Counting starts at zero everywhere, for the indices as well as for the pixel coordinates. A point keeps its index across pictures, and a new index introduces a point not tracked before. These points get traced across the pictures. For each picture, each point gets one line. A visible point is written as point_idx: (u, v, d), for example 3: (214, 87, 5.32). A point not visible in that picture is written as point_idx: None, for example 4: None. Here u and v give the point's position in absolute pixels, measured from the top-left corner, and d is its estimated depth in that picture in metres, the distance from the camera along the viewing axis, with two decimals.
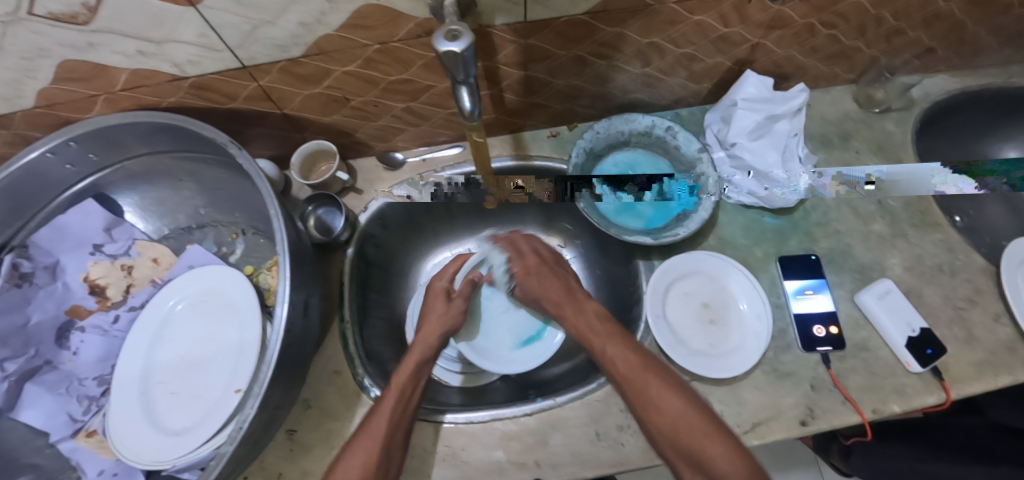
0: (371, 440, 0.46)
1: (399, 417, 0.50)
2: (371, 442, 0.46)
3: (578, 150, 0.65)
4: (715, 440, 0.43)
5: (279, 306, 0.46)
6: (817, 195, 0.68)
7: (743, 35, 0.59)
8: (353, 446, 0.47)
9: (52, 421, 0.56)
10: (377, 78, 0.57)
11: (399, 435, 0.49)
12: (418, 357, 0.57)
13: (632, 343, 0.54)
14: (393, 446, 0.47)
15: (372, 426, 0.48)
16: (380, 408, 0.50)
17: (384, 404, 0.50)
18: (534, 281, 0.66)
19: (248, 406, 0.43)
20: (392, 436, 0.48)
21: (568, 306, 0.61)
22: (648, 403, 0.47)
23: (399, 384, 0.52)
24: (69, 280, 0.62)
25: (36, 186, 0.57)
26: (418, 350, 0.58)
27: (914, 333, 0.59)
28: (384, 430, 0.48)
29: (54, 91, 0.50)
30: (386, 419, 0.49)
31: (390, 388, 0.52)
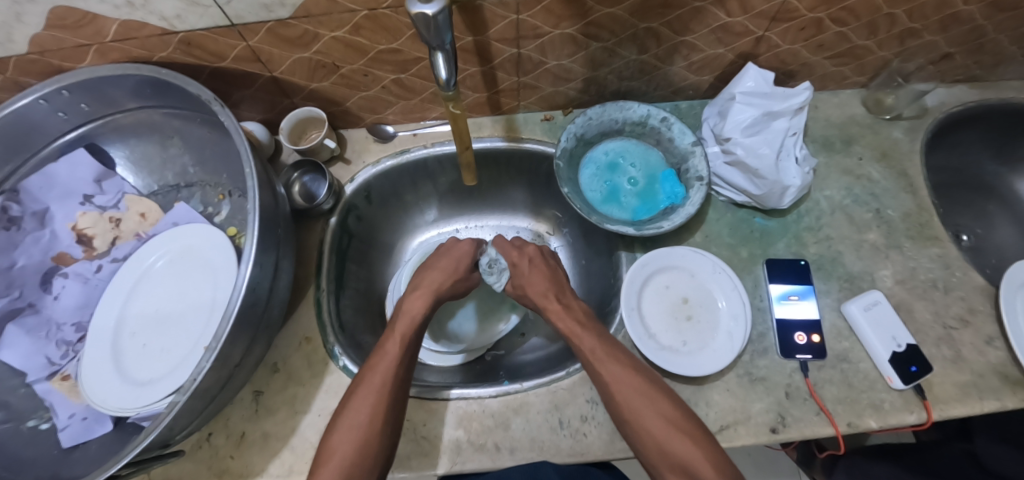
0: (372, 388, 0.47)
1: (396, 372, 0.49)
2: (369, 392, 0.46)
3: (568, 134, 0.63)
4: (690, 444, 0.43)
5: (244, 264, 0.45)
6: (812, 199, 0.66)
7: (745, 25, 0.58)
8: (359, 391, 0.47)
9: (30, 362, 0.58)
10: (366, 46, 0.56)
11: (395, 390, 0.48)
12: (407, 311, 0.56)
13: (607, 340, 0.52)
14: (393, 395, 0.47)
15: (369, 377, 0.48)
16: (377, 361, 0.50)
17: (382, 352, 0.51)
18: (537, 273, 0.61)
19: (203, 360, 0.42)
20: (390, 384, 0.48)
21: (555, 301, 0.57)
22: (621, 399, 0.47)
23: (393, 343, 0.52)
24: (56, 228, 0.63)
25: (29, 132, 0.58)
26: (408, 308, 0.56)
27: (900, 348, 0.56)
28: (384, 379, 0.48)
29: (45, 37, 0.51)
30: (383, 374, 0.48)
31: (390, 338, 0.52)
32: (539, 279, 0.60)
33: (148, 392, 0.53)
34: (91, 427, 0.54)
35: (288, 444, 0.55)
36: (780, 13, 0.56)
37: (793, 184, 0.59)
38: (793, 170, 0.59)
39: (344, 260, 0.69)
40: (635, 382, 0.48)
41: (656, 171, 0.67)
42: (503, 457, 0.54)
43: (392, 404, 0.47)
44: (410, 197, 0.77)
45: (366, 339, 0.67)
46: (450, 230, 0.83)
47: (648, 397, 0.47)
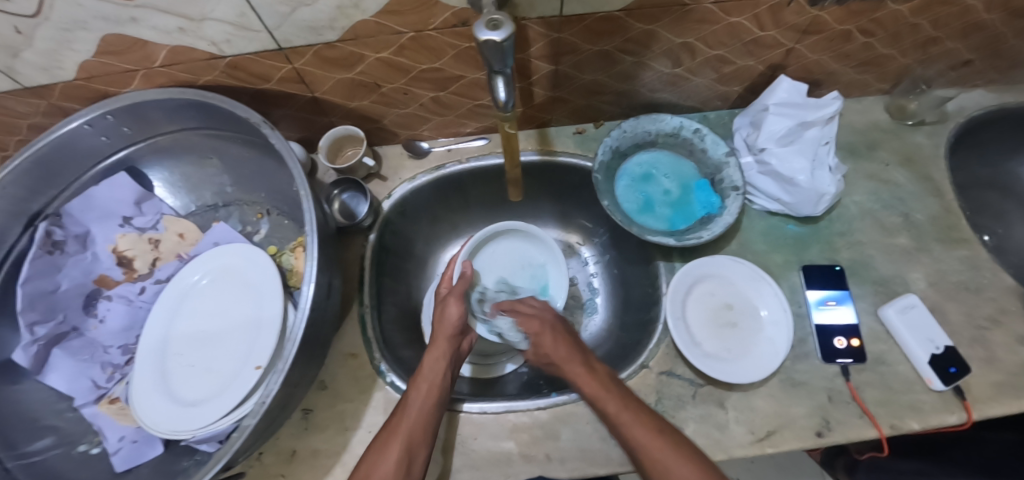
0: (401, 438, 0.47)
1: (423, 415, 0.50)
2: (393, 441, 0.47)
3: (605, 148, 0.65)
4: None
5: (306, 284, 0.47)
6: (843, 205, 0.67)
7: (776, 39, 0.59)
8: (387, 438, 0.48)
9: (75, 385, 0.58)
10: (408, 65, 0.57)
11: (422, 435, 0.48)
12: (434, 356, 0.56)
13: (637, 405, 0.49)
14: (416, 444, 0.47)
15: (395, 424, 0.49)
16: (408, 406, 0.50)
17: (413, 399, 0.51)
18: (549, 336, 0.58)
19: (272, 382, 0.44)
20: (414, 433, 0.48)
21: (575, 365, 0.54)
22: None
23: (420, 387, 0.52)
24: (98, 250, 0.63)
25: (72, 157, 0.59)
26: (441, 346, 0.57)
27: (938, 350, 0.58)
28: (412, 428, 0.48)
29: (93, 64, 0.51)
30: (410, 419, 0.49)
31: (418, 386, 0.52)
32: (559, 346, 0.57)
33: (199, 414, 0.53)
34: (143, 450, 0.55)
35: (339, 461, 0.55)
36: (811, 26, 0.57)
37: (828, 192, 0.60)
38: (827, 178, 0.61)
39: (382, 275, 0.69)
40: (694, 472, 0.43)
41: (689, 182, 0.68)
42: (554, 467, 0.54)
43: (415, 453, 0.47)
44: (442, 211, 0.78)
45: (406, 353, 0.67)
46: None
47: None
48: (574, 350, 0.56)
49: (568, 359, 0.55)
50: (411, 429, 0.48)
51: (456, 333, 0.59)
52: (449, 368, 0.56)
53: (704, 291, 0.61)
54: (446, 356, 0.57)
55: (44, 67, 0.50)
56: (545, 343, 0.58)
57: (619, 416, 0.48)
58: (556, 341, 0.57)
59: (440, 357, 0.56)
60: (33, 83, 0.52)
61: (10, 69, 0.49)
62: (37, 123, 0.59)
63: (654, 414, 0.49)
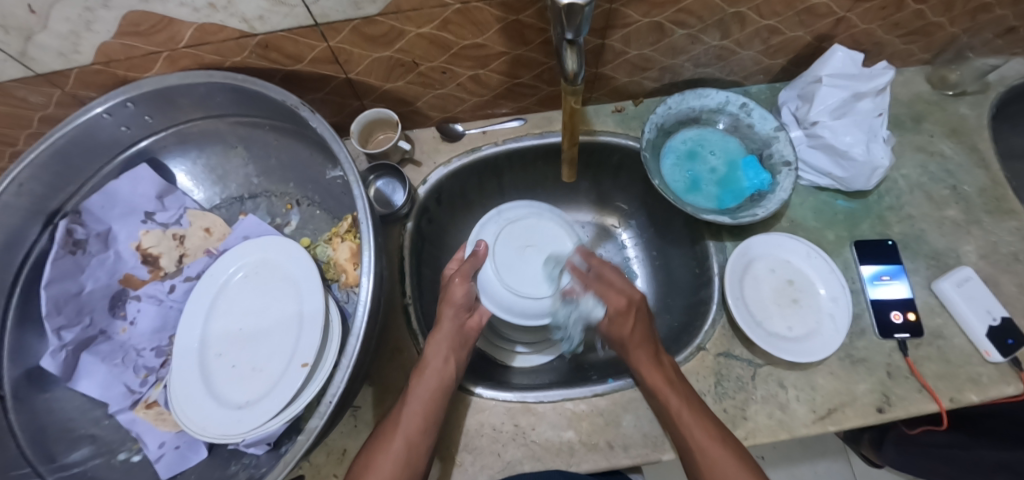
0: (403, 430, 0.47)
1: (429, 402, 0.49)
2: (397, 430, 0.46)
3: (651, 125, 0.63)
4: None
5: (364, 277, 0.45)
6: (890, 179, 0.67)
7: (829, 7, 0.57)
8: (389, 429, 0.47)
9: (110, 392, 0.55)
10: (450, 41, 0.54)
11: (428, 423, 0.48)
12: (445, 344, 0.54)
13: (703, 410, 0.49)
14: (418, 436, 0.47)
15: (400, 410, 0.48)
16: (415, 389, 0.50)
17: (422, 385, 0.50)
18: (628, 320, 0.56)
19: (338, 380, 0.42)
20: (415, 425, 0.47)
21: (646, 354, 0.53)
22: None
23: (434, 370, 0.51)
24: (121, 249, 0.59)
25: (90, 149, 0.55)
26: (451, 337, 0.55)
27: (995, 321, 0.57)
28: (416, 420, 0.48)
29: (114, 46, 0.47)
30: (419, 404, 0.49)
31: (425, 372, 0.51)
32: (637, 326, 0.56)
33: (247, 417, 0.51)
34: (186, 455, 0.52)
35: None
36: None
37: (882, 164, 0.59)
38: (880, 150, 0.59)
39: (419, 264, 0.67)
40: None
41: (736, 158, 0.66)
42: (617, 455, 0.53)
43: (418, 440, 0.47)
44: (475, 197, 0.76)
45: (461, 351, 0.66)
46: None
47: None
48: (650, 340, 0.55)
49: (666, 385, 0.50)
50: (413, 414, 0.48)
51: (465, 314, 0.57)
52: (452, 351, 0.54)
53: (749, 265, 0.60)
54: (450, 337, 0.54)
55: (60, 52, 0.46)
56: (625, 326, 0.56)
57: (685, 424, 0.47)
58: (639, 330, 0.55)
59: (445, 340, 0.54)
60: (46, 69, 0.48)
61: (23, 55, 0.45)
62: (50, 115, 0.55)
63: (726, 432, 0.48)
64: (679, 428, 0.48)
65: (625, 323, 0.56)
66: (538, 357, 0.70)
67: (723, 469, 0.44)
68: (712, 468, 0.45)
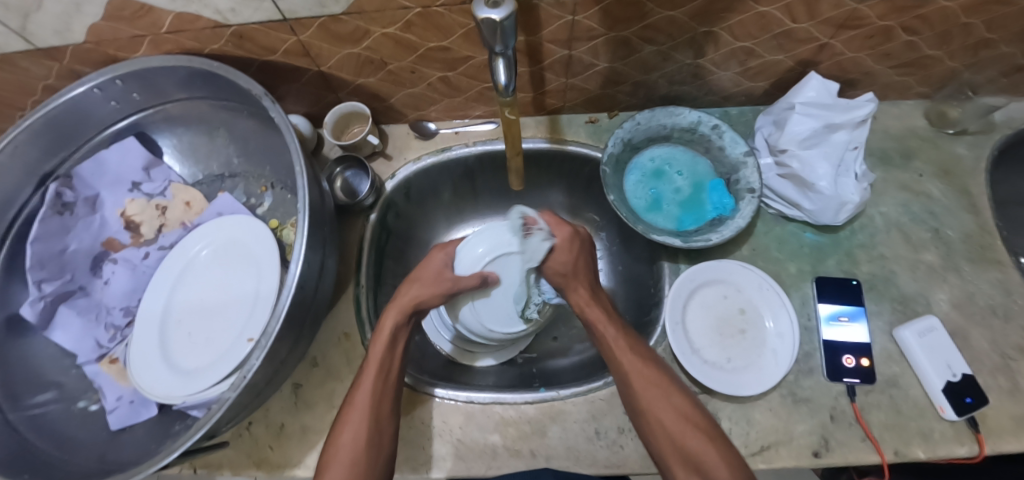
0: (358, 413, 0.46)
1: (381, 391, 0.48)
2: (355, 417, 0.46)
3: (616, 140, 0.62)
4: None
5: (294, 262, 0.47)
6: (867, 215, 0.64)
7: (809, 32, 0.55)
8: (337, 432, 0.46)
9: (80, 344, 0.60)
10: (415, 43, 0.55)
11: (385, 396, 0.48)
12: (392, 321, 0.53)
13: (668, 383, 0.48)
14: (383, 418, 0.47)
15: (355, 399, 0.47)
16: (360, 384, 0.48)
17: (364, 380, 0.48)
18: (560, 250, 0.58)
19: (254, 357, 0.44)
20: (378, 410, 0.47)
21: (609, 325, 0.53)
22: (658, 423, 0.46)
23: (377, 355, 0.50)
24: (107, 214, 0.64)
25: (81, 120, 0.59)
26: (398, 307, 0.54)
27: (954, 377, 0.54)
28: (369, 412, 0.46)
29: (103, 28, 0.51)
30: (367, 395, 0.47)
31: (368, 362, 0.49)
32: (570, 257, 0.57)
33: (193, 383, 0.54)
34: (137, 410, 0.56)
35: (327, 438, 0.56)
36: (848, 20, 0.53)
37: (851, 200, 0.57)
38: (850, 186, 0.57)
39: (381, 255, 0.69)
40: (674, 404, 0.47)
41: (703, 181, 0.65)
42: (538, 464, 0.54)
43: (378, 425, 0.46)
44: (448, 195, 0.77)
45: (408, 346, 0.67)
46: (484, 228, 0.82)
47: (686, 418, 0.45)
48: (587, 273, 0.58)
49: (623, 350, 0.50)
50: (370, 403, 0.47)
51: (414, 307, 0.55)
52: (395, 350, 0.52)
53: (693, 281, 0.59)
54: (392, 338, 0.52)
55: (55, 30, 0.50)
56: (565, 260, 0.58)
57: (614, 345, 0.52)
58: (581, 264, 0.58)
59: (387, 343, 0.51)
60: (45, 45, 0.52)
61: (23, 30, 0.49)
62: (52, 85, 0.60)
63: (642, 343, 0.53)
64: (610, 347, 0.52)
65: (568, 255, 0.58)
66: (492, 357, 0.69)
67: (642, 375, 0.48)
68: (629, 374, 0.49)
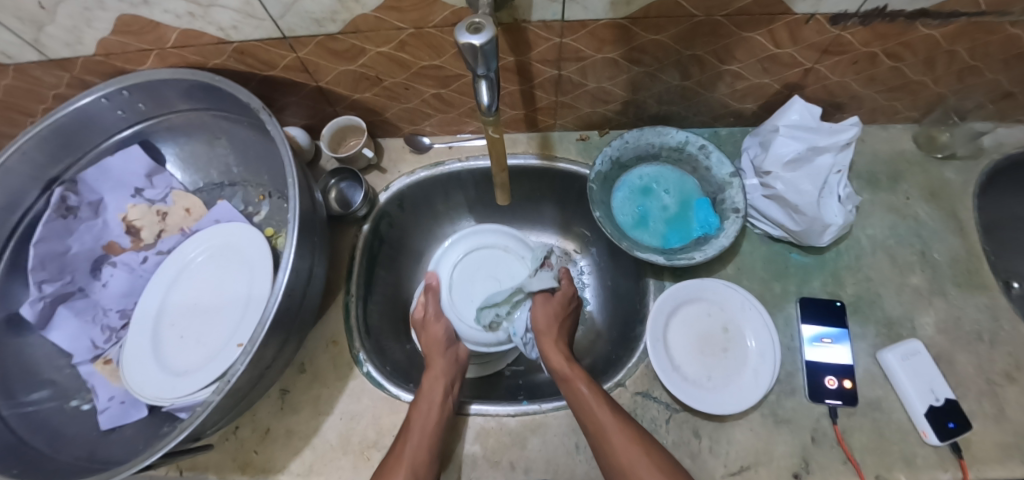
0: (419, 430, 0.51)
1: (439, 408, 0.53)
2: (399, 468, 0.48)
3: (604, 157, 0.64)
4: None
5: (282, 271, 0.48)
6: (853, 237, 0.64)
7: (793, 57, 0.56)
8: (394, 460, 0.49)
9: (76, 344, 0.61)
10: (409, 61, 0.57)
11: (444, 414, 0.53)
12: (443, 362, 0.60)
13: (650, 445, 0.49)
14: (420, 467, 0.49)
15: (399, 452, 0.50)
16: (403, 438, 0.51)
17: (427, 396, 0.54)
18: (554, 299, 0.64)
19: (238, 362, 0.45)
20: (416, 461, 0.49)
21: (584, 384, 0.54)
22: None
23: (435, 377, 0.57)
24: (109, 218, 0.67)
25: (88, 128, 0.62)
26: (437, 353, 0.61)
27: (937, 402, 0.54)
28: (423, 432, 0.51)
29: (111, 42, 0.53)
30: (431, 410, 0.53)
31: (429, 385, 0.55)
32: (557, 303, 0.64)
33: (182, 385, 0.56)
34: (127, 411, 0.57)
35: (310, 444, 0.56)
36: (832, 46, 0.54)
37: (834, 223, 0.57)
38: (834, 208, 0.57)
39: (373, 265, 0.70)
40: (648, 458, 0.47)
41: (690, 199, 0.66)
42: (517, 476, 0.54)
43: (429, 444, 0.50)
44: (441, 207, 0.79)
45: (395, 356, 0.68)
46: None
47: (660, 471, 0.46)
48: (558, 323, 0.62)
49: (597, 405, 0.51)
50: (415, 454, 0.49)
51: (446, 346, 0.62)
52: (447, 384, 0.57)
53: (671, 308, 0.60)
54: (445, 375, 0.58)
55: (66, 42, 0.52)
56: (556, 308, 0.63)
57: (588, 403, 0.52)
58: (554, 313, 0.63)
59: (440, 376, 0.57)
60: (56, 56, 0.55)
61: (36, 42, 0.52)
62: (62, 94, 0.63)
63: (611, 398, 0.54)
64: (585, 404, 0.52)
65: (546, 303, 0.64)
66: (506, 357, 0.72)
67: (616, 431, 0.49)
68: (605, 428, 0.49)
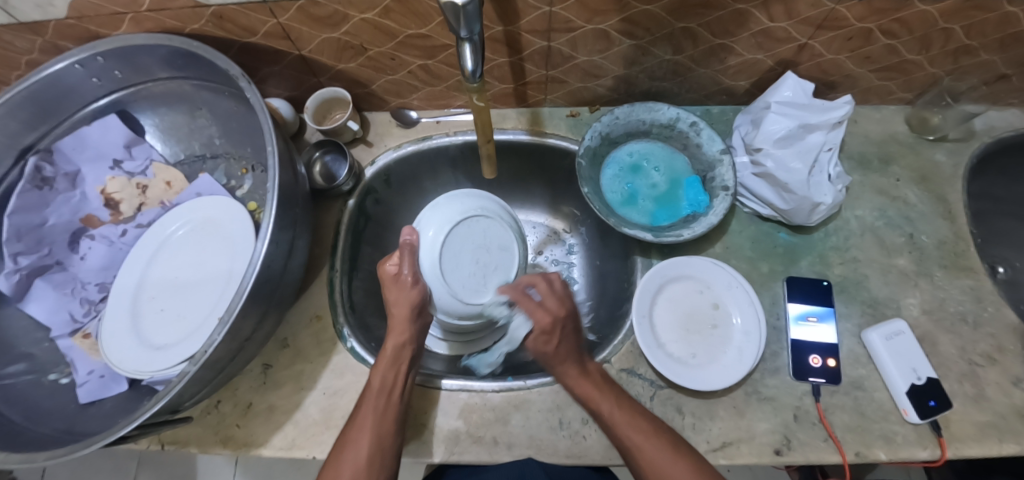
0: (373, 398, 0.49)
1: (389, 383, 0.50)
2: (362, 434, 0.46)
3: (593, 133, 0.63)
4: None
5: (259, 241, 0.47)
6: (841, 218, 0.64)
7: (788, 32, 0.55)
8: (356, 429, 0.47)
9: (54, 317, 0.60)
10: (394, 29, 0.55)
11: (395, 395, 0.50)
12: (395, 343, 0.53)
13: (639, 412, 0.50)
14: (385, 437, 0.47)
15: (360, 417, 0.48)
16: (364, 403, 0.49)
17: (376, 372, 0.51)
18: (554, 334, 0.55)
19: (215, 332, 0.44)
20: (380, 428, 0.47)
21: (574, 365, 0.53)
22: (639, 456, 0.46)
23: (394, 346, 0.53)
24: (86, 190, 0.65)
25: (61, 95, 0.59)
26: (399, 327, 0.54)
27: (919, 381, 0.54)
28: (375, 412, 0.48)
29: (83, 4, 0.50)
30: (377, 385, 0.50)
31: (381, 357, 0.52)
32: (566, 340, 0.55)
33: (162, 357, 0.55)
34: (108, 384, 0.57)
35: (293, 419, 0.56)
36: (827, 21, 0.52)
37: (824, 202, 0.56)
38: (825, 187, 0.57)
39: (359, 242, 0.70)
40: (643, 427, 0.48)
41: (680, 177, 0.65)
42: (500, 452, 0.54)
43: (386, 421, 0.48)
44: (429, 184, 0.78)
45: (381, 333, 0.67)
46: None
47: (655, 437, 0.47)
48: (574, 350, 0.55)
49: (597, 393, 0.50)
50: (376, 423, 0.47)
51: (414, 314, 0.55)
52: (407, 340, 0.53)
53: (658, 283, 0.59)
54: (411, 340, 0.54)
55: (37, 4, 0.49)
56: (546, 346, 0.55)
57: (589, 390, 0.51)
58: (564, 344, 0.55)
59: (405, 344, 0.53)
60: (27, 19, 0.52)
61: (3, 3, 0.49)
62: (35, 60, 0.60)
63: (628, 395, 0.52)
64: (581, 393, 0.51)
65: (547, 342, 0.55)
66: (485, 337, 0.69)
67: (625, 420, 0.48)
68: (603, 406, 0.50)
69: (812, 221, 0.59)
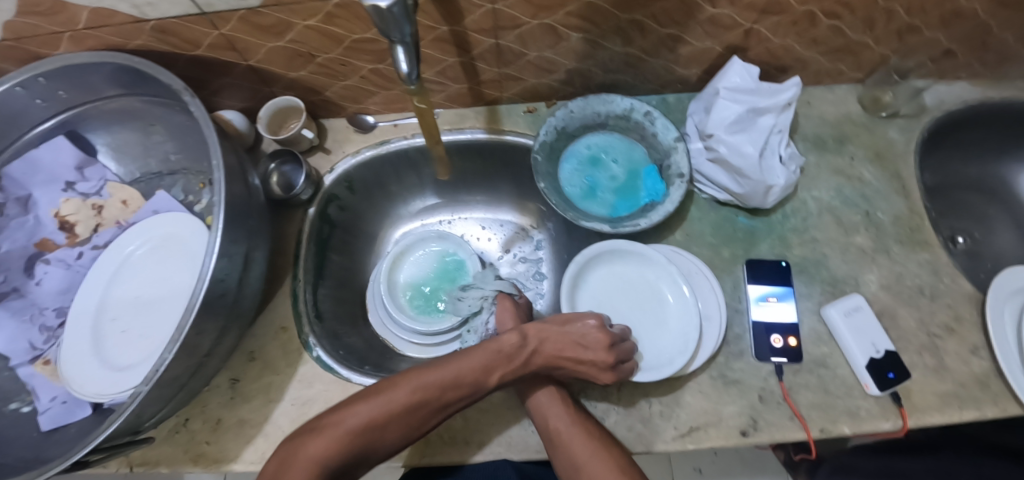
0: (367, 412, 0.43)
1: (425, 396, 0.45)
2: (340, 431, 0.42)
3: (548, 128, 0.63)
4: None
5: (208, 256, 0.46)
6: (800, 199, 0.65)
7: (733, 18, 0.55)
8: (322, 430, 0.42)
9: (13, 346, 0.59)
10: (341, 35, 0.55)
11: (410, 406, 0.44)
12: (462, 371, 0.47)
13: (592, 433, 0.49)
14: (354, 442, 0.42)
15: (351, 413, 0.43)
16: (363, 405, 0.44)
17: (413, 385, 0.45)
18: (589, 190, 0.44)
19: (166, 350, 0.44)
20: (362, 431, 0.42)
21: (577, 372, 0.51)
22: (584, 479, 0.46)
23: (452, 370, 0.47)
24: (40, 214, 0.64)
25: (4, 118, 0.58)
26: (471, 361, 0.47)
27: (879, 354, 0.55)
28: (372, 415, 0.43)
29: (18, 25, 0.49)
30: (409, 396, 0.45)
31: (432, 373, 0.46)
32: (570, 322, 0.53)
33: (124, 378, 0.54)
34: (72, 410, 0.55)
35: (262, 432, 0.55)
36: (769, 6, 0.53)
37: (777, 184, 0.57)
38: (777, 169, 0.57)
39: (324, 250, 0.69)
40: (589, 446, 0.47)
41: (638, 168, 0.66)
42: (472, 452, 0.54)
43: (367, 434, 0.42)
44: (394, 188, 0.78)
45: (351, 340, 0.67)
46: (434, 221, 0.83)
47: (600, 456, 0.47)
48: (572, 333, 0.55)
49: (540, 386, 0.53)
50: (360, 423, 0.43)
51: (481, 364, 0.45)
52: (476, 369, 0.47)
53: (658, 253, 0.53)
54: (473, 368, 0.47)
55: None
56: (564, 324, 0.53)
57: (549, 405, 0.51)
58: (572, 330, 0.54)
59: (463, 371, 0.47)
60: None
61: None
62: None
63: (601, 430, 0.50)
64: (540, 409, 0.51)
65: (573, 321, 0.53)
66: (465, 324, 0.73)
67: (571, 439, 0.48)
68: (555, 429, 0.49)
69: (768, 202, 0.60)
